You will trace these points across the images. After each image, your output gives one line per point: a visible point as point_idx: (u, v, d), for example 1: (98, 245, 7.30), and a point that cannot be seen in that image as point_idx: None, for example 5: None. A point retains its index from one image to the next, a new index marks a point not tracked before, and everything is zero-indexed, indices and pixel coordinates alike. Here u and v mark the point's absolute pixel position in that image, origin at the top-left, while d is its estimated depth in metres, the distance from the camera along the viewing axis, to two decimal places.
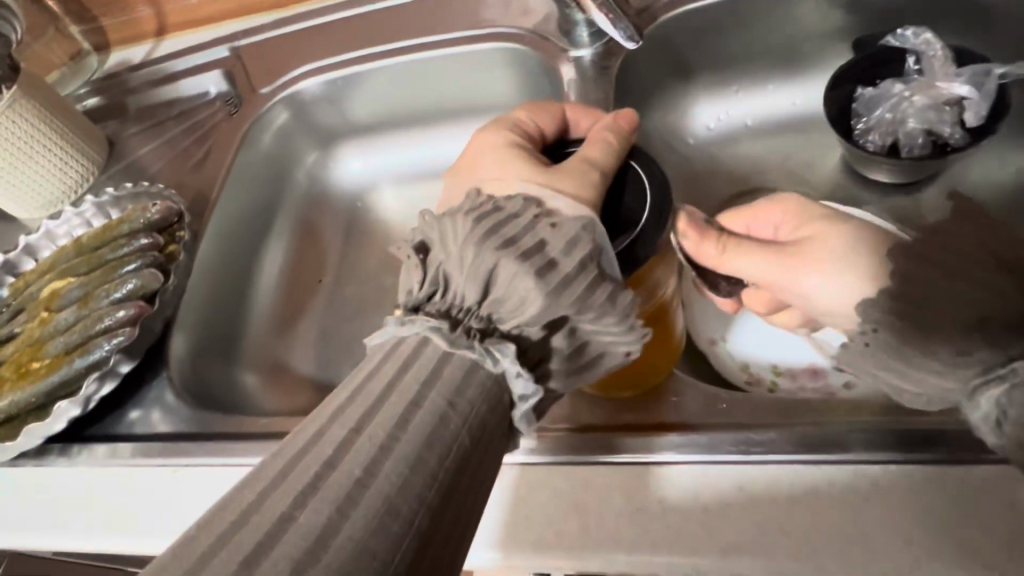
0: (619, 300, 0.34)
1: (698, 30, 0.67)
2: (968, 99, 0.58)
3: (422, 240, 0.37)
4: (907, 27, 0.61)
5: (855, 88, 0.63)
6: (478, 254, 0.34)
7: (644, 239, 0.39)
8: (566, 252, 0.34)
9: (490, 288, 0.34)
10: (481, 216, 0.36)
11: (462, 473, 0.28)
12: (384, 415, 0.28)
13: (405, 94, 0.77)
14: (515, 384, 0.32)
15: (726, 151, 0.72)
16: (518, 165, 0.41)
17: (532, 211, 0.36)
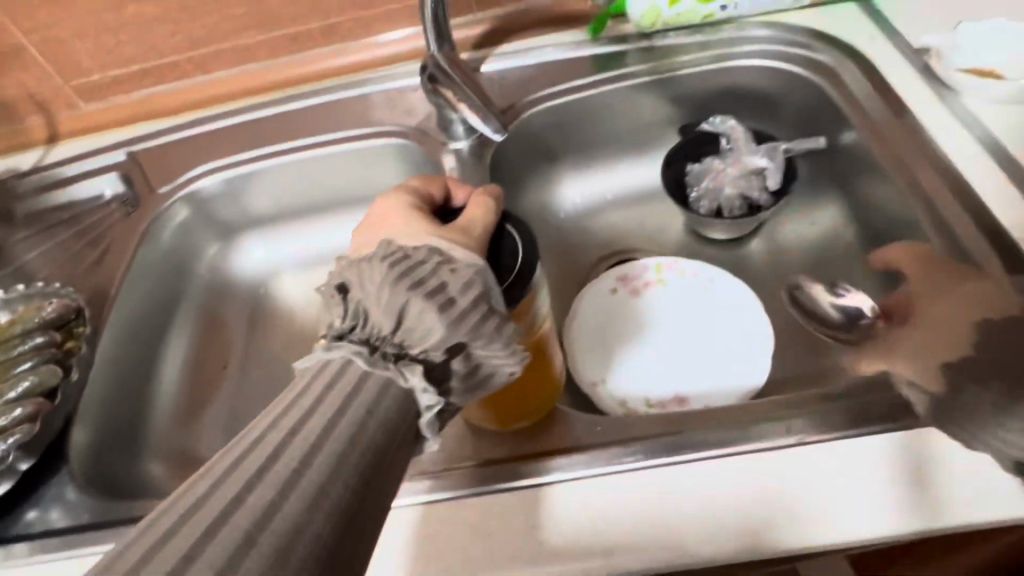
0: (503, 329, 0.42)
1: (557, 123, 0.80)
2: (768, 168, 0.73)
3: (344, 282, 0.45)
4: (717, 116, 0.77)
5: (685, 165, 0.78)
6: (391, 293, 0.41)
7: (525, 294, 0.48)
8: (461, 291, 0.42)
9: (402, 320, 0.41)
10: (397, 262, 0.43)
11: (376, 468, 0.34)
12: (316, 421, 0.33)
13: (303, 187, 0.84)
14: (421, 398, 0.39)
15: (592, 221, 0.84)
16: (417, 222, 0.50)
17: (434, 258, 0.44)
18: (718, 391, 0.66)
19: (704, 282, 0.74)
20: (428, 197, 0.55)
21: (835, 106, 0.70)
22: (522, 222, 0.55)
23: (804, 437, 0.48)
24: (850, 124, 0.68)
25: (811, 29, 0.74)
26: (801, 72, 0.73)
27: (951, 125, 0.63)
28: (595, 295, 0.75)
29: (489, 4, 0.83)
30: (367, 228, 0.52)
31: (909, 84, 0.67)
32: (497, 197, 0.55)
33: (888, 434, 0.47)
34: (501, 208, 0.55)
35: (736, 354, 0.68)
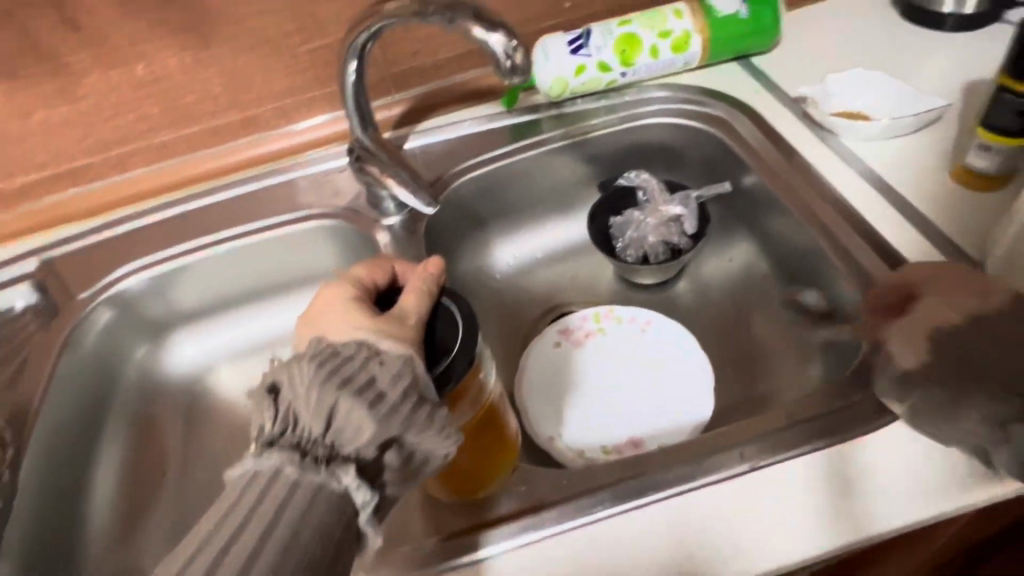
0: (435, 417, 0.43)
1: (484, 190, 0.83)
2: (683, 215, 0.79)
3: (273, 382, 0.43)
4: (631, 171, 0.83)
5: (608, 218, 0.83)
6: (321, 393, 0.40)
7: (454, 361, 0.47)
8: (391, 382, 0.42)
9: (332, 420, 0.40)
10: (324, 361, 0.42)
11: (312, 574, 0.35)
12: (248, 536, 0.35)
13: (234, 277, 0.83)
14: (356, 496, 0.39)
15: (527, 279, 0.87)
16: (353, 315, 0.48)
17: (363, 351, 0.44)
18: (667, 429, 0.68)
19: (640, 324, 0.78)
20: (370, 285, 0.54)
21: (734, 154, 0.76)
22: (457, 291, 0.53)
23: (755, 464, 0.51)
24: (749, 168, 0.75)
25: (701, 88, 0.82)
26: (699, 125, 0.80)
27: (835, 161, 0.70)
28: (539, 352, 0.77)
29: (405, 86, 0.86)
30: (309, 322, 0.51)
31: (793, 129, 0.74)
32: (440, 266, 0.52)
33: (828, 449, 0.51)
34: (443, 278, 0.52)
35: (682, 394, 0.71)
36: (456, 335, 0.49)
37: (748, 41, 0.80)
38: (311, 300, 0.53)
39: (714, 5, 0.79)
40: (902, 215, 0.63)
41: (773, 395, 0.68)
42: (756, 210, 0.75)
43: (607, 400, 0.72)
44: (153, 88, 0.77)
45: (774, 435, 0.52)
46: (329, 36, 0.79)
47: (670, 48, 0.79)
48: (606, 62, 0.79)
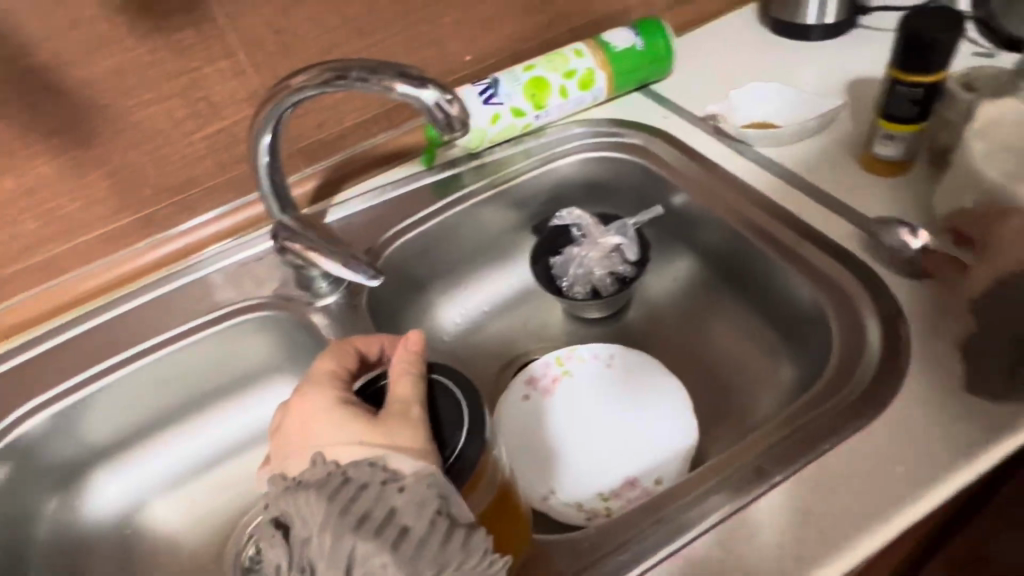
0: (472, 541, 0.39)
1: (418, 253, 0.80)
2: (623, 244, 0.79)
3: (281, 516, 0.41)
4: (562, 210, 0.83)
5: (549, 259, 0.82)
6: (336, 540, 0.38)
7: (466, 444, 0.43)
8: (416, 516, 0.38)
9: (351, 569, 0.38)
10: (332, 492, 0.39)
11: None
12: None
13: (154, 396, 0.73)
14: None
15: (479, 335, 0.84)
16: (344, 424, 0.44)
17: (378, 476, 0.39)
18: (661, 462, 0.67)
19: (606, 361, 0.76)
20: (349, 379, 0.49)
21: (659, 178, 0.78)
22: (450, 366, 0.48)
23: (770, 480, 0.50)
24: (676, 189, 0.76)
25: (613, 120, 0.84)
26: (618, 155, 0.81)
27: (756, 170, 0.73)
28: (509, 409, 0.74)
29: (315, 159, 0.82)
30: (293, 433, 0.47)
31: (709, 146, 0.77)
32: (422, 340, 0.48)
33: (837, 448, 0.51)
34: (426, 351, 0.48)
35: (666, 423, 0.69)
36: (460, 412, 0.45)
37: (646, 71, 0.84)
38: (290, 401, 0.48)
39: (609, 41, 0.82)
40: (832, 208, 0.66)
41: (749, 407, 0.69)
42: (691, 227, 0.77)
43: (593, 445, 0.69)
44: (29, 203, 0.68)
45: (779, 444, 0.52)
46: (227, 118, 0.74)
47: (577, 86, 0.81)
48: (519, 108, 0.80)
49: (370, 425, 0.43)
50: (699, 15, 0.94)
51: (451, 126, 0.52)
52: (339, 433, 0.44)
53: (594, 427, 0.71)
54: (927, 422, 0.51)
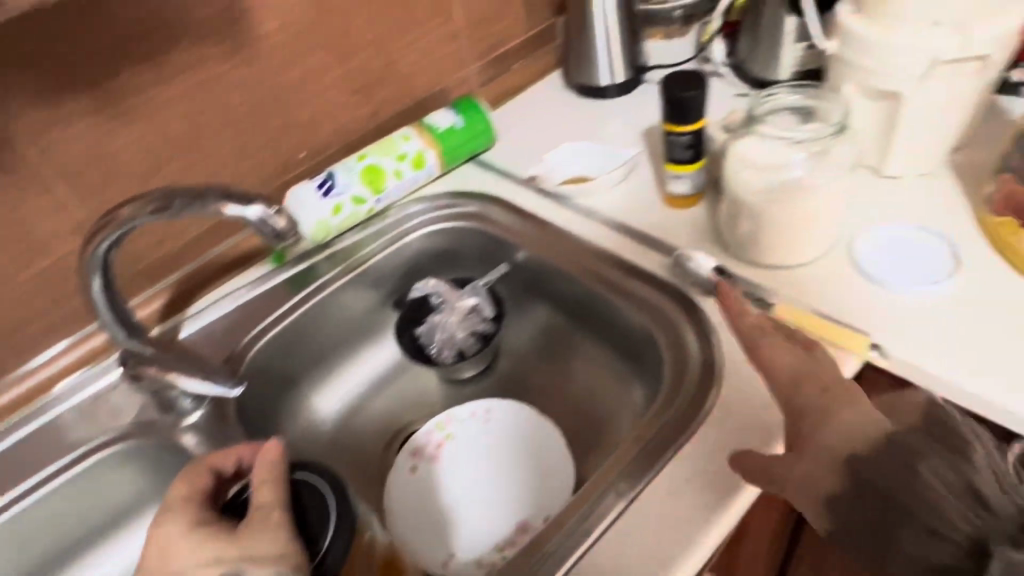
0: None
1: (282, 350, 0.81)
2: (479, 303, 0.85)
3: None
4: (418, 283, 0.88)
5: (414, 329, 0.86)
6: None
7: (332, 544, 0.50)
8: None
9: None
10: None
11: None
12: None
13: (9, 560, 0.68)
14: None
15: (359, 417, 0.85)
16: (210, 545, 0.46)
17: None
18: (548, 500, 0.71)
19: (483, 416, 0.80)
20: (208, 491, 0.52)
21: (501, 240, 0.85)
22: (311, 467, 0.54)
23: (629, 496, 0.56)
24: (517, 247, 0.84)
25: (450, 192, 0.90)
26: (460, 224, 0.88)
27: (581, 220, 0.82)
28: (398, 485, 0.76)
29: (160, 276, 0.81)
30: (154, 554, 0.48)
31: (537, 204, 0.85)
32: (280, 447, 0.52)
33: (678, 454, 0.58)
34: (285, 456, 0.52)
35: (546, 462, 0.74)
36: (325, 513, 0.51)
37: (473, 144, 0.91)
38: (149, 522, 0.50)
39: (433, 123, 0.89)
40: (645, 243, 0.76)
41: (615, 430, 0.76)
42: (536, 278, 0.84)
43: (483, 498, 0.73)
44: None
45: (632, 463, 0.58)
46: (55, 253, 0.72)
47: (410, 167, 0.87)
48: (359, 195, 0.84)
49: (231, 538, 0.46)
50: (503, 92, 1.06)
51: (282, 238, 0.55)
52: (198, 550, 0.46)
53: (481, 480, 0.75)
54: (746, 411, 0.59)
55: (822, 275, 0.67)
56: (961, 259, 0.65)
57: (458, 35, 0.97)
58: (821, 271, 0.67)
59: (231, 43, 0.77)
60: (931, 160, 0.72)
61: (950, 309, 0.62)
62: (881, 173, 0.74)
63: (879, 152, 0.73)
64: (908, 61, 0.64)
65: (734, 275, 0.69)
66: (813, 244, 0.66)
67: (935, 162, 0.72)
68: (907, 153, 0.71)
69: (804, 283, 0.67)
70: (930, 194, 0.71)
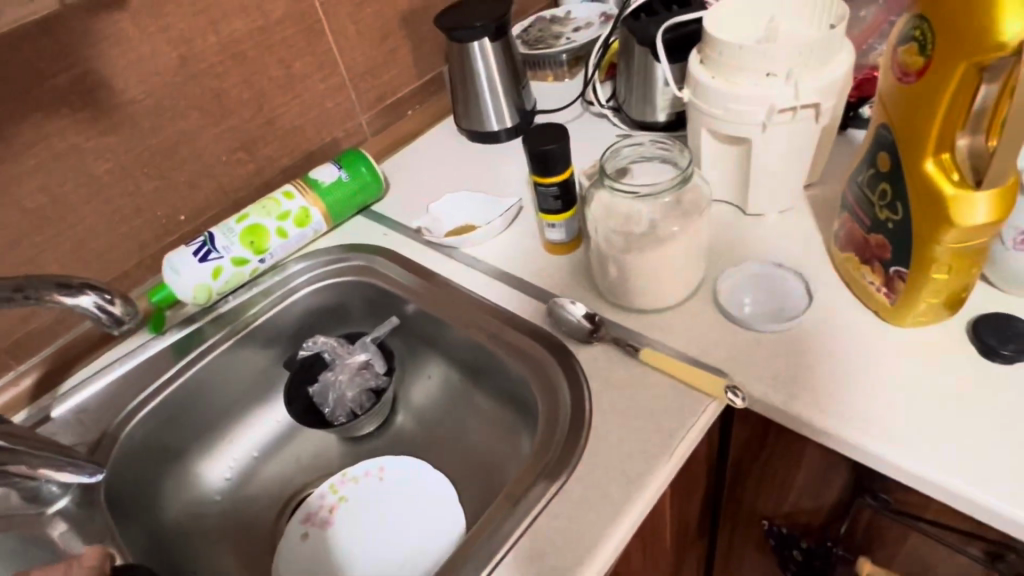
0: None
1: (162, 422, 0.78)
2: (370, 358, 0.84)
3: None
4: (308, 340, 0.86)
5: (308, 388, 0.85)
6: None
7: None
8: None
9: None
10: None
11: None
12: None
13: None
14: None
15: (251, 483, 0.83)
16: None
17: None
18: (438, 560, 0.70)
19: (376, 475, 0.79)
20: None
21: (389, 292, 0.85)
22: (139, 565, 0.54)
23: (496, 558, 0.56)
24: (404, 299, 0.84)
25: (339, 246, 0.90)
26: (348, 279, 0.87)
27: (465, 269, 0.82)
28: (287, 555, 0.74)
29: (27, 353, 0.77)
30: None
31: (423, 255, 0.85)
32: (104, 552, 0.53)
33: (547, 509, 0.58)
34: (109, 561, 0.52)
35: (438, 520, 0.73)
36: None
37: (360, 197, 0.91)
38: None
39: (316, 178, 0.88)
40: (525, 291, 0.77)
41: (506, 480, 0.75)
42: (425, 330, 0.84)
43: (373, 564, 0.71)
44: None
45: (501, 521, 0.58)
46: None
47: (293, 225, 0.86)
48: (241, 256, 0.83)
49: None
50: (395, 140, 1.06)
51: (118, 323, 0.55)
52: None
53: (373, 545, 0.73)
54: (612, 458, 0.59)
55: (687, 316, 0.69)
56: (813, 293, 0.68)
57: (342, 88, 0.97)
58: (688, 312, 0.69)
59: (92, 110, 0.75)
60: (788, 198, 0.75)
61: (802, 343, 0.64)
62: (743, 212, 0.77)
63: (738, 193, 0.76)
64: (745, 109, 0.67)
65: (605, 321, 0.70)
66: (677, 287, 0.68)
67: (791, 199, 0.76)
68: (762, 193, 0.74)
69: (672, 324, 0.69)
70: (787, 231, 0.74)
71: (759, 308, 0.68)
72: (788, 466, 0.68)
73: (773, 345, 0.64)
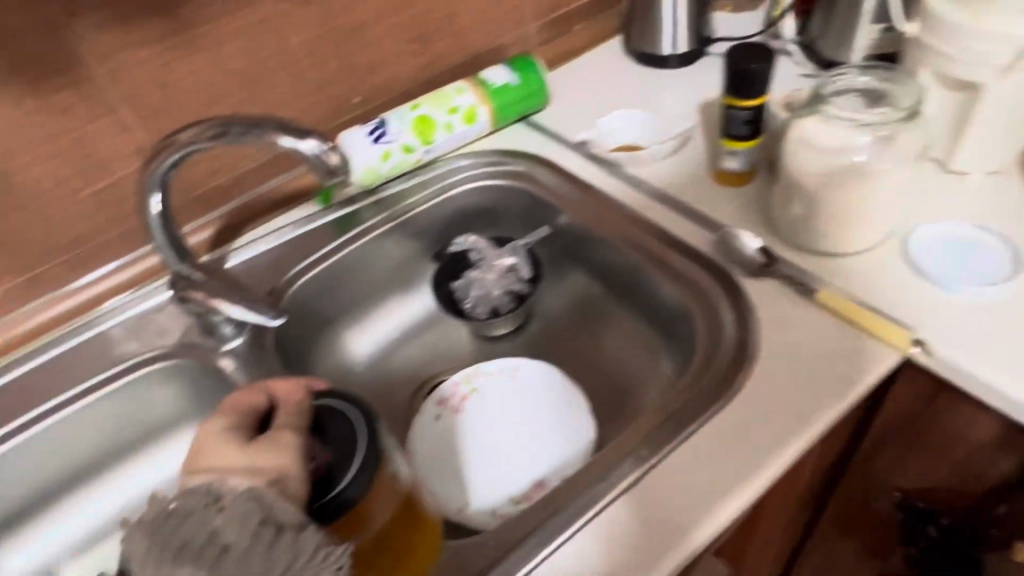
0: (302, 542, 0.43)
1: (321, 289, 0.83)
2: (517, 263, 0.85)
3: None
4: (459, 238, 0.88)
5: (450, 286, 0.86)
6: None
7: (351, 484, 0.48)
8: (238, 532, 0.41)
9: None
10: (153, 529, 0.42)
11: None
12: None
13: (54, 461, 0.72)
14: None
15: (389, 362, 0.87)
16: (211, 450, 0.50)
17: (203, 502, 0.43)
18: (568, 462, 0.72)
19: (510, 373, 0.81)
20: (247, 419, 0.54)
21: (544, 201, 0.85)
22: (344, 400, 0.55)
23: (648, 463, 0.56)
24: (559, 210, 0.83)
25: (498, 150, 0.90)
26: (504, 183, 0.87)
27: (626, 188, 0.81)
28: (422, 432, 0.78)
29: (210, 206, 0.83)
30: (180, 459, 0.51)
31: (584, 169, 0.84)
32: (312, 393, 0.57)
33: (703, 426, 0.58)
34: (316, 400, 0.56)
35: (569, 426, 0.75)
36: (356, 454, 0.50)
37: (526, 104, 0.91)
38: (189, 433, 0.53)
39: (487, 79, 0.88)
40: (692, 218, 0.75)
41: (640, 401, 0.76)
42: (575, 244, 0.84)
43: (502, 454, 0.74)
44: None
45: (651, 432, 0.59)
46: (115, 172, 0.74)
47: (461, 121, 0.87)
48: (409, 144, 0.84)
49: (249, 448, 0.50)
50: (560, 54, 1.04)
51: (332, 174, 0.56)
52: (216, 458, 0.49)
53: (503, 436, 0.76)
54: (776, 392, 0.58)
55: (872, 266, 0.65)
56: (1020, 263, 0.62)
57: None
58: (871, 261, 0.66)
59: None
60: (1004, 159, 0.69)
61: (1002, 313, 0.60)
62: (947, 168, 0.71)
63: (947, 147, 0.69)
64: (988, 50, 0.61)
65: (779, 257, 0.67)
66: (866, 232, 0.64)
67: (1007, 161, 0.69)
68: (977, 150, 0.68)
69: (848, 270, 0.66)
70: (997, 196, 0.68)
71: (954, 270, 0.63)
72: (951, 438, 0.64)
73: (970, 310, 0.60)
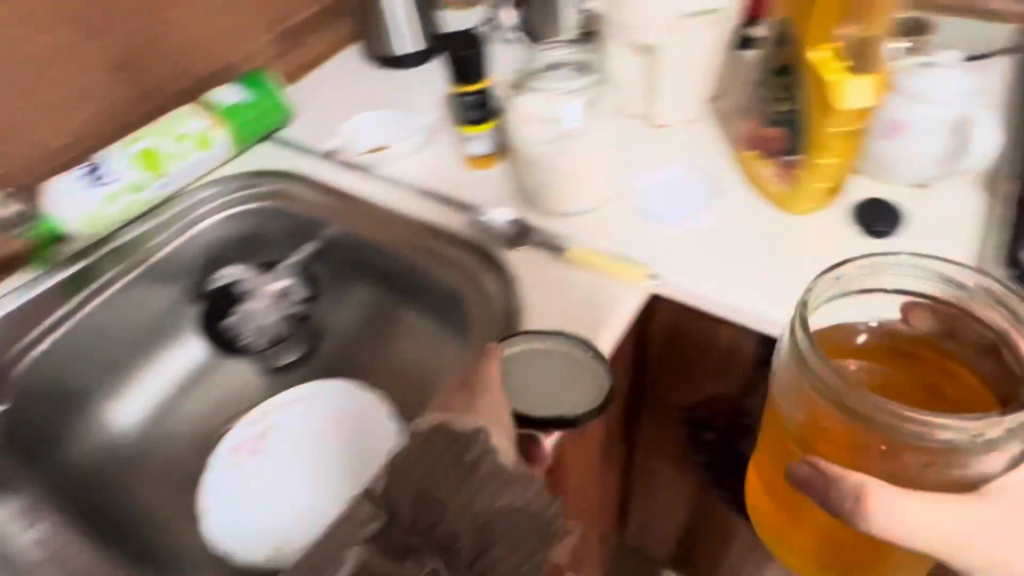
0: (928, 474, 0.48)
1: (59, 365, 0.72)
2: (288, 286, 0.81)
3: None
4: (220, 271, 0.82)
5: (220, 324, 0.81)
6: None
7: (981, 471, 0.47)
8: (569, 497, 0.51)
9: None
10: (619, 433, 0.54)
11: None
12: None
13: None
14: None
15: (167, 423, 0.79)
16: (910, 498, 0.45)
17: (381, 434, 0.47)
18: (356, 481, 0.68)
19: (300, 402, 0.75)
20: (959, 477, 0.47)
21: (304, 217, 0.81)
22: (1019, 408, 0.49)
23: None
24: (320, 222, 0.80)
25: (244, 172, 0.84)
26: (258, 205, 0.82)
27: (385, 188, 0.80)
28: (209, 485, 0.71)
29: None
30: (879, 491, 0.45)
31: (339, 176, 0.82)
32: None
33: None
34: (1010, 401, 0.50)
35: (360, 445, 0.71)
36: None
37: (266, 119, 0.86)
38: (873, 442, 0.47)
39: (215, 100, 0.83)
40: (454, 205, 0.76)
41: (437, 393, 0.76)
42: (343, 255, 0.81)
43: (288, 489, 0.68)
44: None
45: None
46: None
47: (194, 147, 0.80)
48: (136, 182, 0.76)
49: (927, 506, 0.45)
50: (302, 65, 0.98)
51: None
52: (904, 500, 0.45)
53: (294, 465, 0.70)
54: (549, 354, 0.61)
55: (611, 216, 0.72)
56: (716, 194, 0.72)
57: (234, 8, 0.89)
58: (607, 213, 0.72)
59: None
60: (695, 107, 0.80)
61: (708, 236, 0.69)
62: (652, 123, 0.80)
63: (650, 103, 0.79)
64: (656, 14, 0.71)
65: (531, 227, 0.72)
66: (597, 189, 0.71)
67: (696, 110, 0.80)
68: (668, 103, 0.78)
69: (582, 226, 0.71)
70: (698, 138, 0.79)
71: (669, 205, 0.72)
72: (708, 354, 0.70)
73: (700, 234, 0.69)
